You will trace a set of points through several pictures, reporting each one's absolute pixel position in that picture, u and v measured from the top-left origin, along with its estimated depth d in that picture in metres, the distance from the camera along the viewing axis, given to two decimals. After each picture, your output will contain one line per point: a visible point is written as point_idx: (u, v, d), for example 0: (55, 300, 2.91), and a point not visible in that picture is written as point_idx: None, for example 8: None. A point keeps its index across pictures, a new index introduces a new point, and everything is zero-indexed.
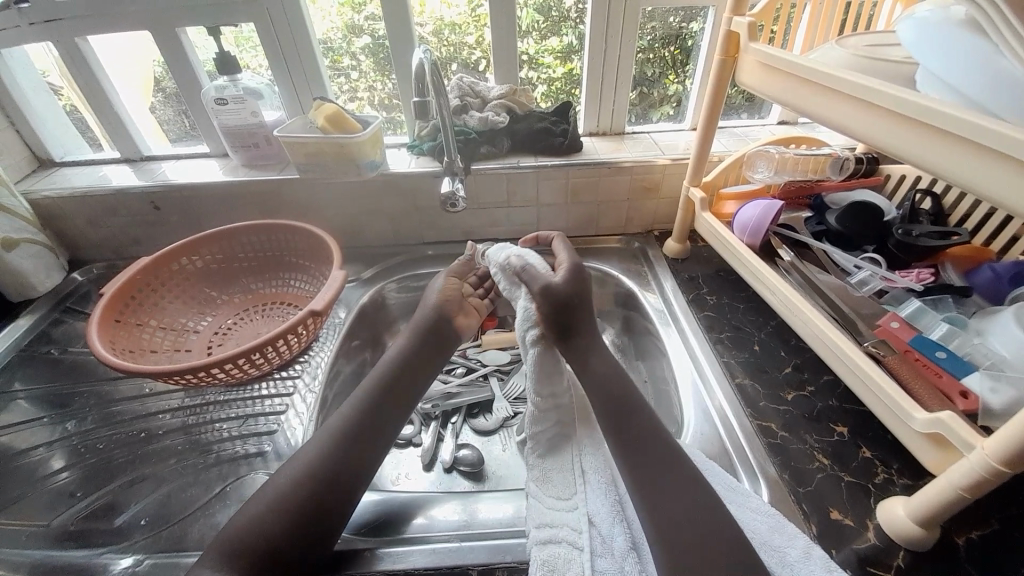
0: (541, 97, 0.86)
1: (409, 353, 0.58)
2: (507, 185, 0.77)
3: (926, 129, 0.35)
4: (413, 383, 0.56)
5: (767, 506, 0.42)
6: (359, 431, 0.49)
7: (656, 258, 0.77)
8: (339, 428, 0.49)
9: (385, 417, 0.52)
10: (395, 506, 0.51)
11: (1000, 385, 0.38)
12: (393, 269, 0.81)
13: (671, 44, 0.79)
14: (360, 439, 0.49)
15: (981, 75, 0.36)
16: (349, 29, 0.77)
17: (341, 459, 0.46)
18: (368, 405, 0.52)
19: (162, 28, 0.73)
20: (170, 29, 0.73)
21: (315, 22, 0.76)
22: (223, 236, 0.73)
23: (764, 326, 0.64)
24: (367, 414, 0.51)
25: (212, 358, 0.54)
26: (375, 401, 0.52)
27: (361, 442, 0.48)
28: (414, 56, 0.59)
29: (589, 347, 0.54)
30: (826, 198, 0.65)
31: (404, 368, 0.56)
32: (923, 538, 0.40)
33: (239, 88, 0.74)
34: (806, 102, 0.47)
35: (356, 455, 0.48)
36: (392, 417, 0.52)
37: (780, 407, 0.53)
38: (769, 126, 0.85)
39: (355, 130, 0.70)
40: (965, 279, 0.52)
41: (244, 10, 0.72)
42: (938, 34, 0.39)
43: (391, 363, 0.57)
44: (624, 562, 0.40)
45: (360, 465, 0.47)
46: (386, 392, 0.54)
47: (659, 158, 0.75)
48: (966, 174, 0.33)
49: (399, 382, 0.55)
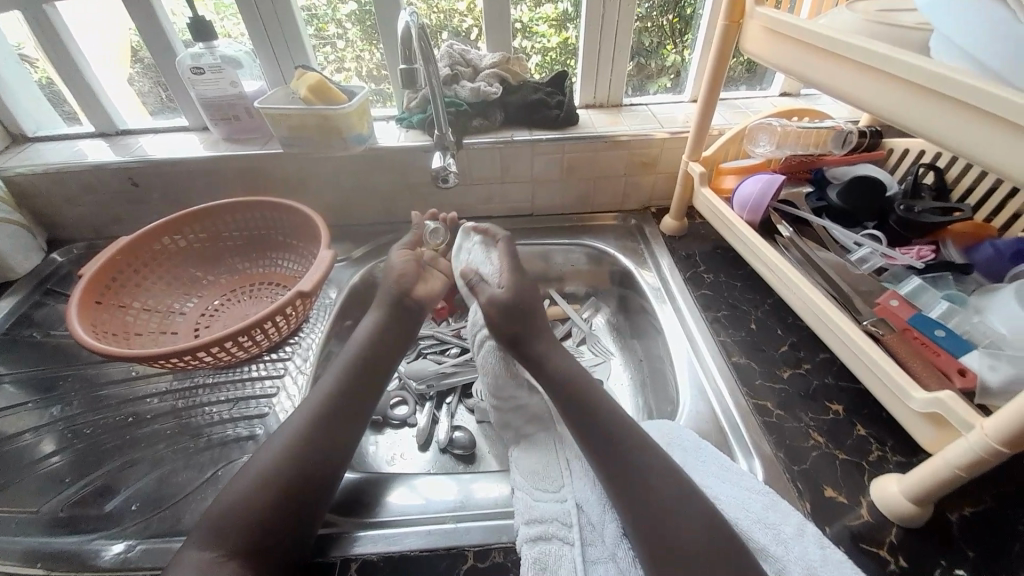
0: (535, 68, 0.83)
1: (380, 330, 0.58)
2: (500, 160, 0.74)
3: (939, 98, 0.34)
4: (389, 360, 0.56)
5: (763, 485, 0.43)
6: (331, 413, 0.49)
7: (653, 236, 0.76)
8: (318, 404, 0.49)
9: (357, 400, 0.51)
10: (365, 488, 0.50)
11: (1000, 363, 0.38)
12: (384, 247, 0.79)
13: (670, 12, 0.76)
14: (335, 419, 0.49)
15: (999, 44, 0.34)
16: None
17: (317, 444, 0.46)
18: (345, 380, 0.52)
19: None
20: None
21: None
22: (207, 214, 0.70)
23: (762, 304, 0.63)
24: (337, 395, 0.50)
25: (198, 340, 0.52)
26: (345, 379, 0.52)
27: (335, 425, 0.48)
28: (400, 19, 0.55)
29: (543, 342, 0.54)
30: (827, 172, 0.63)
31: (376, 341, 0.56)
32: (916, 515, 0.40)
33: (216, 57, 0.70)
34: (814, 70, 0.44)
35: (333, 436, 0.47)
36: (366, 394, 0.52)
37: (777, 385, 0.53)
38: (771, 98, 0.82)
39: (340, 102, 0.67)
40: (965, 256, 0.51)
41: None
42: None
43: (365, 337, 0.56)
44: (615, 549, 0.40)
45: (335, 450, 0.47)
46: (353, 373, 0.53)
47: (658, 132, 0.73)
48: (975, 148, 0.32)
49: (374, 360, 0.55)
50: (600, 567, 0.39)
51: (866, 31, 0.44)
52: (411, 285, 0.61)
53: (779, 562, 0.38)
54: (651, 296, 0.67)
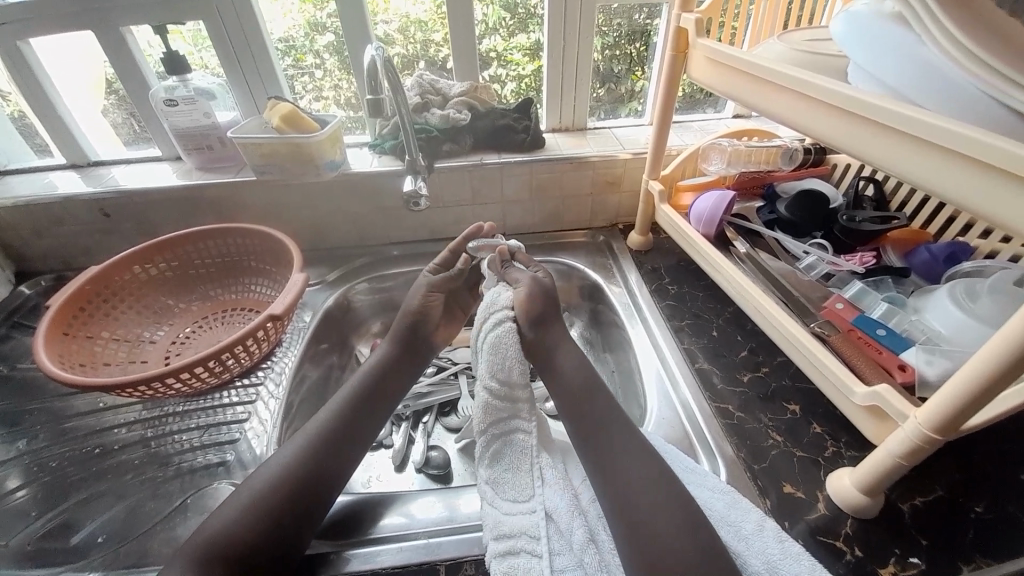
0: (510, 94, 0.86)
1: (388, 360, 0.59)
2: (473, 182, 0.77)
3: (855, 118, 0.38)
4: (394, 390, 0.58)
5: (725, 484, 0.44)
6: (335, 438, 0.50)
7: (620, 251, 0.79)
8: (315, 432, 0.50)
9: (360, 426, 0.52)
10: (372, 506, 0.49)
11: (935, 358, 0.41)
12: (360, 270, 0.80)
13: (637, 40, 0.81)
14: (336, 444, 0.49)
15: (908, 65, 0.38)
16: (311, 26, 0.75)
17: (317, 466, 0.47)
18: (345, 409, 0.53)
19: (105, 28, 0.70)
20: (113, 27, 0.71)
21: (273, 20, 0.74)
22: (178, 243, 0.71)
23: (722, 312, 0.66)
24: (343, 424, 0.51)
25: (169, 367, 0.52)
26: (352, 407, 0.53)
27: (336, 447, 0.49)
28: (366, 51, 0.58)
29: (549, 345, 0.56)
30: (778, 187, 0.68)
31: (378, 373, 0.58)
32: (868, 507, 0.42)
33: (189, 89, 0.72)
34: (751, 96, 0.48)
35: (333, 462, 0.48)
36: (365, 422, 0.53)
37: (737, 388, 0.55)
38: (725, 120, 0.88)
39: (313, 129, 0.69)
40: (905, 261, 0.56)
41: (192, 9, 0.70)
42: (862, 25, 0.41)
43: (370, 370, 0.58)
44: (583, 554, 0.41)
45: (334, 477, 0.47)
46: (361, 401, 0.54)
47: (621, 153, 0.76)
48: (894, 159, 0.36)
49: (378, 391, 0.56)
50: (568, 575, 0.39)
51: (793, 59, 0.48)
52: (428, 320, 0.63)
53: (742, 558, 0.39)
54: (622, 312, 0.69)
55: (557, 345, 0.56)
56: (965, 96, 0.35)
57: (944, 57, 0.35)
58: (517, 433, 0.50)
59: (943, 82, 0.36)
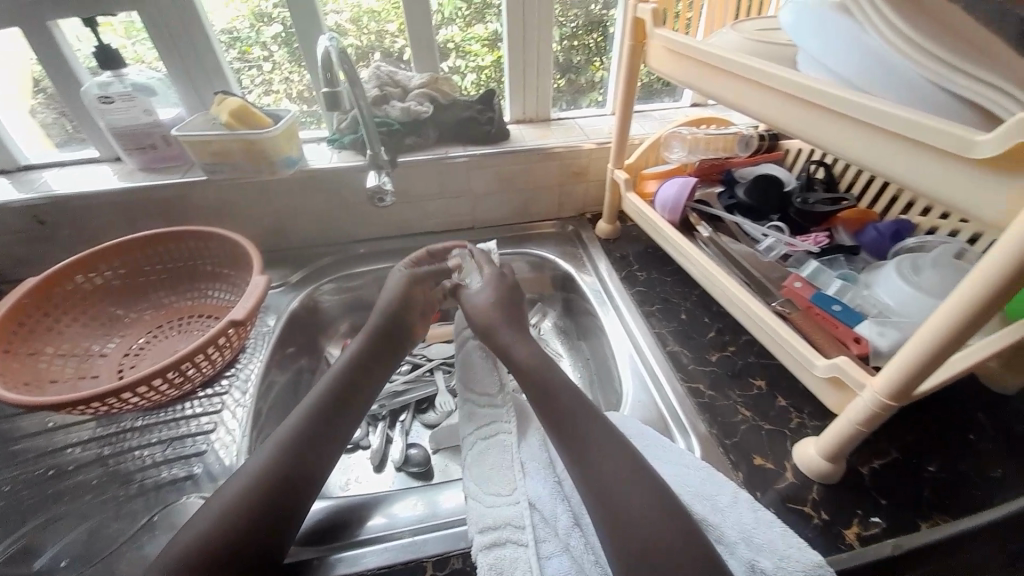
0: (471, 86, 0.85)
1: (359, 356, 0.58)
2: (439, 175, 0.76)
3: (801, 104, 0.39)
4: (368, 385, 0.57)
5: (700, 461, 0.46)
6: (308, 437, 0.48)
7: (589, 240, 0.80)
8: (288, 434, 0.48)
9: (334, 424, 0.51)
10: (352, 512, 0.49)
11: (887, 329, 0.43)
12: (325, 270, 0.77)
13: (594, 31, 0.81)
14: (311, 445, 0.48)
15: (850, 53, 0.40)
16: (256, 17, 0.72)
17: (290, 467, 0.45)
18: (317, 407, 0.51)
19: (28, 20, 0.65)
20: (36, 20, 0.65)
21: (215, 11, 0.71)
22: (125, 248, 0.66)
23: (689, 295, 0.68)
24: (314, 423, 0.50)
25: (123, 381, 0.49)
26: (324, 405, 0.52)
27: (308, 448, 0.47)
28: (318, 43, 0.56)
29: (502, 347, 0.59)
30: (736, 172, 0.70)
31: (353, 369, 0.56)
32: (831, 472, 0.44)
33: (126, 85, 0.68)
34: (706, 84, 0.50)
35: (308, 463, 0.46)
36: (340, 420, 0.52)
37: (707, 368, 0.57)
38: (683, 108, 0.89)
39: (266, 126, 0.66)
40: (855, 239, 0.59)
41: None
42: (809, 16, 0.43)
43: (342, 366, 0.56)
44: (568, 538, 0.42)
45: (311, 478, 0.46)
46: (334, 398, 0.53)
47: (585, 144, 0.77)
48: (836, 142, 0.38)
49: (352, 387, 0.55)
50: (554, 561, 0.40)
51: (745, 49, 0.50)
52: (404, 316, 0.64)
53: (719, 529, 0.40)
54: (592, 301, 0.70)
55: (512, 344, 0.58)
56: (907, 78, 0.36)
57: (890, 39, 0.36)
58: (500, 433, 0.51)
59: (885, 64, 0.37)
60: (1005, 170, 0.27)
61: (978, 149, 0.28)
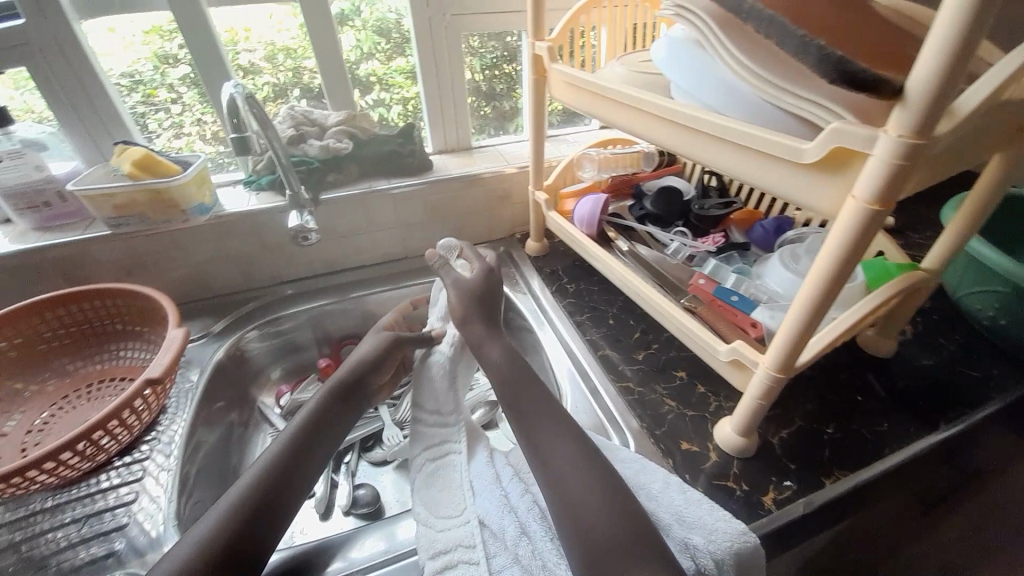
0: (398, 115, 1.02)
1: (318, 409, 0.63)
2: (367, 209, 0.86)
3: (699, 134, 0.48)
4: (331, 433, 0.62)
5: (635, 453, 0.53)
6: (258, 498, 0.52)
7: (521, 257, 0.89)
8: (237, 498, 0.51)
9: (290, 476, 0.55)
10: (322, 553, 0.53)
11: (775, 313, 0.51)
12: (252, 314, 0.83)
13: (504, 63, 1.03)
14: (256, 507, 0.51)
15: (713, 84, 0.47)
16: (160, 58, 0.83)
17: (240, 527, 0.49)
18: (267, 466, 0.55)
19: None
20: None
21: (111, 58, 0.81)
22: (20, 320, 0.69)
23: (615, 302, 0.77)
24: (264, 484, 0.53)
25: (28, 458, 0.50)
26: (275, 463, 0.55)
27: (262, 509, 0.51)
28: (224, 90, 0.62)
29: (478, 337, 0.70)
30: (643, 185, 0.77)
31: (323, 408, 0.63)
32: (747, 442, 0.53)
33: (14, 142, 0.69)
34: (613, 115, 0.58)
35: (255, 526, 0.50)
36: (291, 476, 0.55)
37: (636, 366, 0.66)
38: (594, 131, 0.98)
39: (176, 173, 0.73)
40: (746, 236, 0.67)
41: (42, 53, 0.76)
42: (675, 48, 0.50)
43: (315, 405, 0.63)
44: (517, 547, 0.47)
45: (265, 530, 0.50)
46: (282, 457, 0.56)
47: (506, 167, 0.90)
48: (731, 164, 0.46)
49: (309, 442, 0.59)
50: (507, 572, 0.46)
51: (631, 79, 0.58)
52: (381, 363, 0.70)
53: (655, 512, 0.47)
54: (540, 313, 0.77)
55: (486, 341, 0.69)
56: (748, 103, 0.45)
57: (733, 74, 0.45)
58: (451, 454, 0.59)
59: (733, 94, 0.46)
60: (827, 170, 0.38)
61: (805, 156, 0.39)
